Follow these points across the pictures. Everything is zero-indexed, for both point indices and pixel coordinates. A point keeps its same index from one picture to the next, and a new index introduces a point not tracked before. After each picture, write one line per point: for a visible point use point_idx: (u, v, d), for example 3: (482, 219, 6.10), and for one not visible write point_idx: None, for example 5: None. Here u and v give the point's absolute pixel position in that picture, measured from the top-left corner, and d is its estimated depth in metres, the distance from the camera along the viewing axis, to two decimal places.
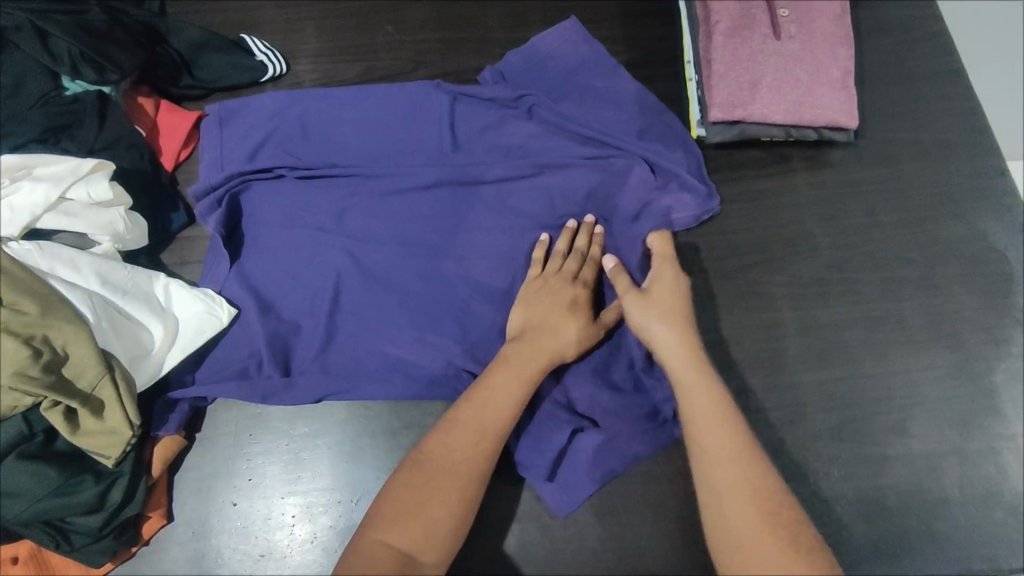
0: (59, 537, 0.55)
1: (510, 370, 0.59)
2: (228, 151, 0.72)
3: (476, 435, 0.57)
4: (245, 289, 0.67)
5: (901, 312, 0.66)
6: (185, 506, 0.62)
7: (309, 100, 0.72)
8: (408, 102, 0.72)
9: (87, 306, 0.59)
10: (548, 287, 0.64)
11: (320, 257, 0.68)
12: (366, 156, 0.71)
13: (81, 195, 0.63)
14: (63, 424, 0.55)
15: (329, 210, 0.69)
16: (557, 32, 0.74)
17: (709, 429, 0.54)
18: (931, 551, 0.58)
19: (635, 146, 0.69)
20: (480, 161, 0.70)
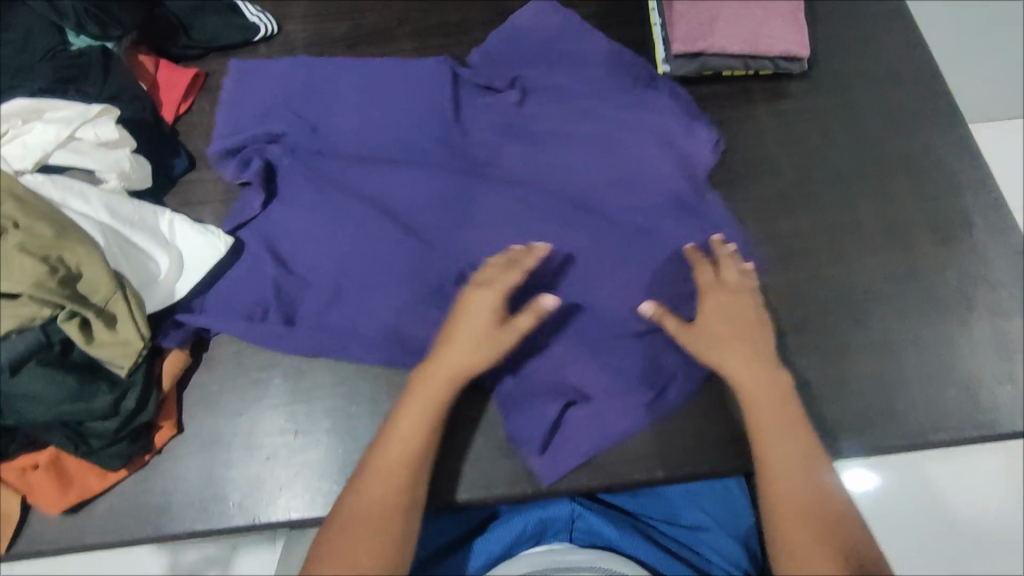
0: (77, 440, 0.59)
1: (413, 407, 0.60)
2: (244, 110, 0.76)
3: (389, 471, 0.58)
4: (258, 244, 0.71)
5: (857, 218, 0.71)
6: (194, 419, 0.66)
7: (327, 68, 0.76)
8: (416, 72, 0.76)
9: (97, 232, 0.63)
10: (454, 308, 0.62)
11: (338, 213, 0.71)
12: (376, 120, 0.75)
13: (88, 135, 0.68)
14: (77, 335, 0.58)
15: (346, 173, 0.73)
16: (531, 8, 0.78)
17: (790, 459, 0.58)
18: (889, 426, 0.63)
19: (624, 108, 0.74)
20: (476, 143, 0.75)
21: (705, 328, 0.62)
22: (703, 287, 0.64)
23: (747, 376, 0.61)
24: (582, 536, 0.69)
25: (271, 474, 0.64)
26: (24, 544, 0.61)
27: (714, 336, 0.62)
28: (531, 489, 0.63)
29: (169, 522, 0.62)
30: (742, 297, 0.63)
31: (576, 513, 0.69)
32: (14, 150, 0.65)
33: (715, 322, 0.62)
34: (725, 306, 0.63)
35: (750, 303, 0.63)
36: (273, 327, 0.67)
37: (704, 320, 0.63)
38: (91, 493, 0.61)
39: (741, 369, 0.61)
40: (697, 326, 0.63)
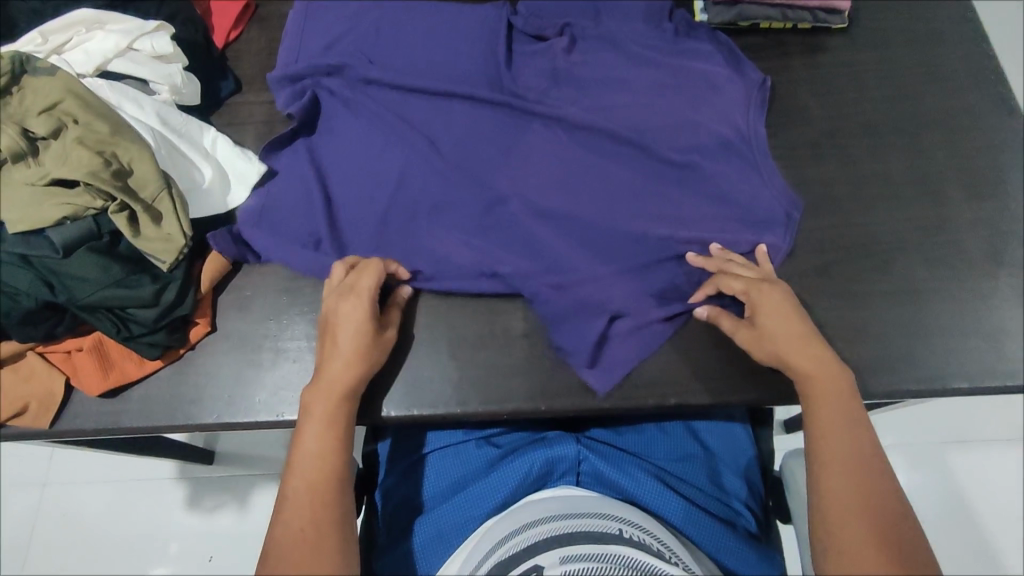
0: (119, 325, 0.62)
1: (315, 421, 0.57)
2: (305, 43, 0.77)
3: (315, 487, 0.54)
4: (311, 173, 0.73)
5: (887, 171, 0.71)
6: (227, 320, 0.69)
7: (386, 9, 0.78)
8: (472, 16, 0.77)
9: (149, 135, 0.67)
10: (330, 316, 0.62)
11: (388, 149, 0.73)
12: (430, 61, 0.76)
13: (145, 47, 0.71)
14: (126, 227, 0.62)
15: (397, 111, 0.75)
16: None
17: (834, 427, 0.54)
18: (908, 370, 0.63)
19: (675, 56, 0.75)
20: (528, 88, 0.75)
21: (770, 326, 0.60)
22: (744, 288, 0.62)
23: (790, 346, 0.59)
24: (590, 483, 0.67)
25: (296, 377, 0.66)
26: (64, 423, 0.65)
27: (775, 336, 0.59)
28: (544, 406, 0.64)
29: (199, 413, 0.65)
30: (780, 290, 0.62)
31: (581, 456, 0.68)
32: (77, 56, 0.68)
33: (775, 320, 0.60)
34: (775, 303, 0.61)
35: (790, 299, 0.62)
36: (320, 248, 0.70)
37: (765, 318, 0.60)
38: (129, 379, 0.65)
39: (790, 350, 0.58)
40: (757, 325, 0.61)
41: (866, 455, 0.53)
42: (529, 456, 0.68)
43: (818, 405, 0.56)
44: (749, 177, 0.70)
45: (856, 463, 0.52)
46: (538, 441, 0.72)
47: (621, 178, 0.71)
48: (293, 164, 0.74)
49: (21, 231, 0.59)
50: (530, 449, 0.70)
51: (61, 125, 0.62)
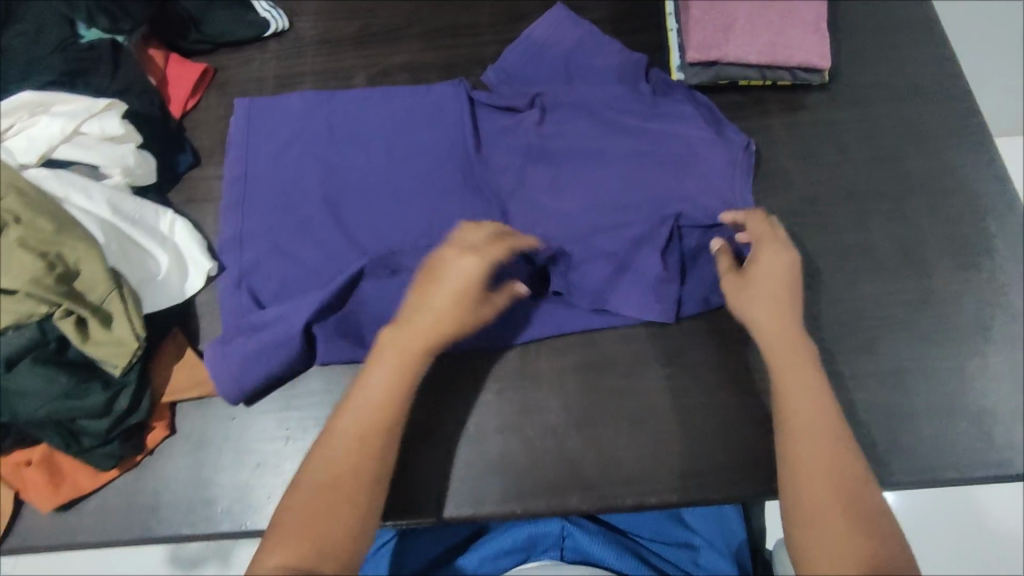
0: (70, 438, 0.59)
1: (389, 355, 0.55)
2: (253, 146, 0.73)
3: (373, 411, 0.54)
4: (280, 275, 0.68)
5: (872, 240, 0.68)
6: (186, 420, 0.65)
7: (338, 102, 0.74)
8: (433, 101, 0.74)
9: (98, 229, 0.63)
10: (438, 268, 0.57)
11: (338, 255, 0.67)
12: (389, 152, 0.72)
13: (94, 129, 0.67)
14: (74, 333, 0.59)
15: (351, 213, 0.69)
16: (548, 20, 0.76)
17: (809, 446, 0.52)
18: (897, 461, 0.61)
19: (652, 127, 0.70)
20: (499, 166, 0.71)
21: (758, 278, 0.60)
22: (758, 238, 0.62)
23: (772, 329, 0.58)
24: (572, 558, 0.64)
25: (261, 482, 0.63)
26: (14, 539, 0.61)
27: (758, 288, 0.59)
28: (517, 509, 0.61)
29: (157, 523, 0.62)
30: (788, 251, 0.61)
31: (566, 532, 0.66)
32: (20, 144, 0.64)
33: (767, 275, 0.60)
34: (779, 262, 0.60)
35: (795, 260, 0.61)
36: (294, 360, 0.63)
37: (756, 273, 0.60)
38: (83, 491, 0.61)
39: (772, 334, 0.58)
40: (748, 275, 0.60)
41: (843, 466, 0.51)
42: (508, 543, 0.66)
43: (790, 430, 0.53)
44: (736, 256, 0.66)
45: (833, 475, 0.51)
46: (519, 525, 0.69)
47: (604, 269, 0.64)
48: (257, 266, 0.68)
49: None
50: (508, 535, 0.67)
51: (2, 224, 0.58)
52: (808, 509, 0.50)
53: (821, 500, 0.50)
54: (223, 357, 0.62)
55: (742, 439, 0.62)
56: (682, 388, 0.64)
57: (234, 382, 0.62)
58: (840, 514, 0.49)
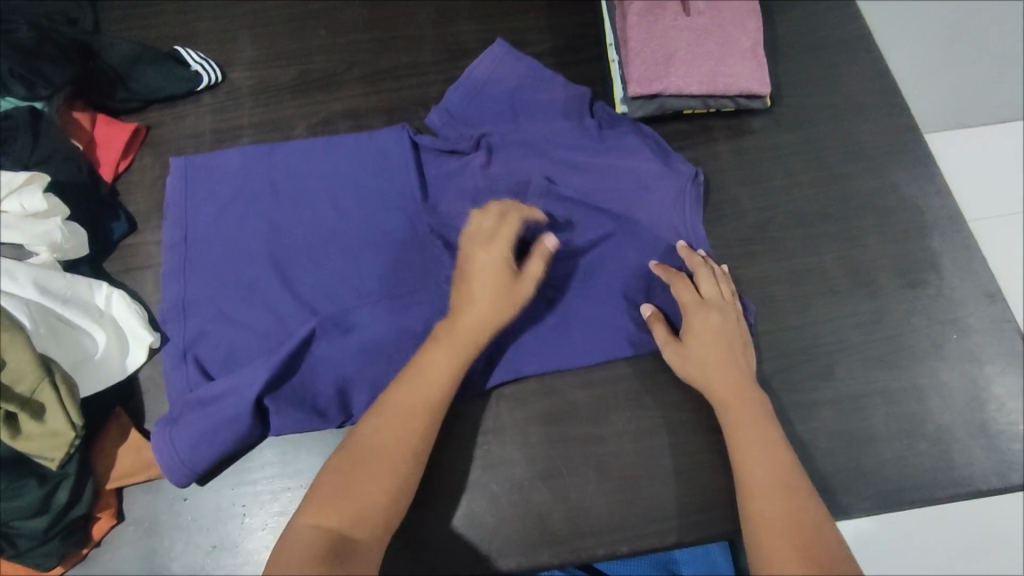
0: (4, 542, 0.56)
1: (438, 347, 0.57)
2: (192, 209, 0.68)
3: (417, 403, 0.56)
4: (228, 343, 0.64)
5: (824, 264, 0.69)
6: (133, 505, 0.62)
7: (279, 155, 0.70)
8: (376, 150, 0.70)
9: (24, 312, 0.59)
10: (467, 262, 0.60)
11: (289, 321, 0.64)
12: (336, 208, 0.68)
13: (14, 206, 0.62)
14: (2, 430, 0.55)
15: (301, 276, 0.65)
16: (488, 56, 0.72)
17: (766, 500, 0.53)
18: (863, 487, 0.61)
19: (603, 163, 0.68)
20: (451, 217, 0.68)
21: (696, 345, 0.61)
22: (689, 301, 0.62)
23: (723, 390, 0.59)
24: None
25: (218, 565, 0.61)
26: None
27: (698, 353, 0.61)
28: (487, 570, 0.59)
29: None
30: (720, 310, 0.62)
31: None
32: None
33: (704, 339, 0.61)
34: (711, 322, 0.61)
35: (729, 319, 0.62)
36: (249, 436, 0.60)
37: (694, 339, 0.61)
38: None
39: (723, 395, 0.59)
40: (688, 341, 0.61)
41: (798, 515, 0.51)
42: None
43: (749, 483, 0.54)
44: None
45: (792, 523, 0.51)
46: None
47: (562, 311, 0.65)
48: (203, 335, 0.64)
49: None
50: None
51: None
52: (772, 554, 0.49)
53: (782, 547, 0.49)
54: (172, 441, 0.59)
55: (707, 477, 0.62)
56: (647, 430, 0.63)
57: (185, 466, 0.59)
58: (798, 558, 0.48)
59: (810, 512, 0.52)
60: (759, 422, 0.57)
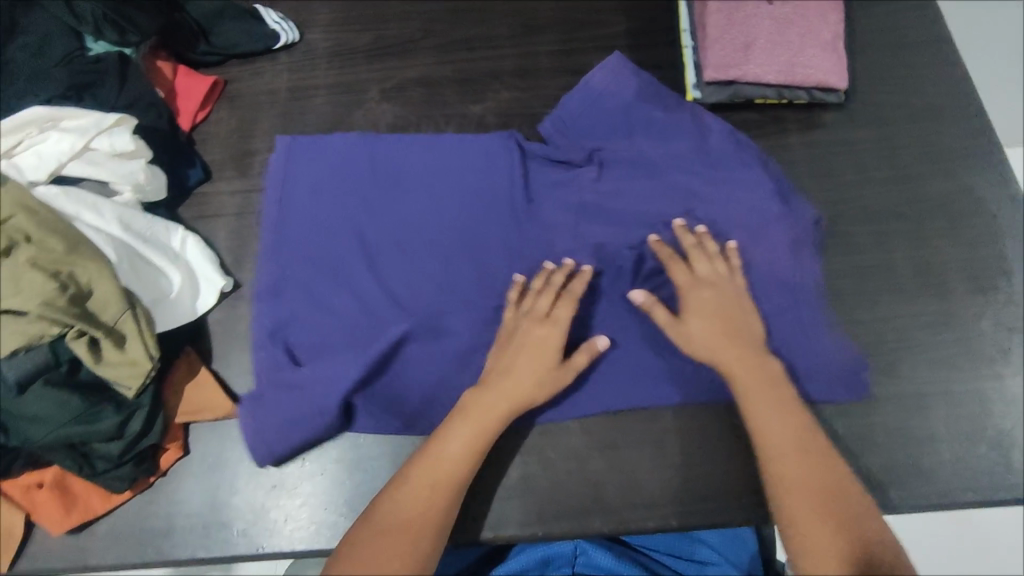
0: (82, 462, 0.58)
1: (471, 416, 0.57)
2: (293, 191, 0.69)
3: (441, 477, 0.55)
4: (317, 332, 0.65)
5: (892, 262, 0.68)
6: (199, 441, 0.64)
7: (381, 144, 0.71)
8: (483, 152, 0.70)
9: (110, 248, 0.62)
10: (516, 339, 0.61)
11: (381, 320, 0.65)
12: (437, 208, 0.69)
13: (103, 146, 0.66)
14: (87, 354, 0.58)
15: (397, 274, 0.67)
16: (607, 64, 0.70)
17: (780, 468, 0.55)
18: (920, 485, 0.61)
19: (719, 196, 0.67)
20: (555, 225, 0.68)
21: (693, 301, 0.61)
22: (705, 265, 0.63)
23: (715, 347, 0.60)
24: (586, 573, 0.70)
25: (276, 504, 0.63)
26: (24, 561, 0.60)
27: (693, 331, 0.60)
28: (539, 532, 0.60)
29: (171, 547, 0.61)
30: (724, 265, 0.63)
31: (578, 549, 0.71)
32: (28, 160, 0.63)
33: (703, 316, 0.61)
34: (705, 299, 0.61)
35: (732, 281, 0.63)
36: (333, 429, 0.62)
37: (691, 316, 0.61)
38: (94, 514, 0.60)
39: (714, 351, 0.59)
40: (685, 320, 0.61)
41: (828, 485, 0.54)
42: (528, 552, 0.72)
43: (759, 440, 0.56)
44: (796, 321, 0.64)
45: (818, 490, 0.53)
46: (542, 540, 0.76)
47: (647, 323, 0.65)
48: (294, 320, 0.65)
49: None
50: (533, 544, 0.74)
51: (13, 243, 0.58)
52: (800, 523, 0.52)
53: (809, 517, 0.52)
54: (257, 421, 0.61)
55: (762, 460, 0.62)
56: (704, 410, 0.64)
57: (267, 447, 0.61)
58: (829, 524, 0.51)
59: (833, 470, 0.55)
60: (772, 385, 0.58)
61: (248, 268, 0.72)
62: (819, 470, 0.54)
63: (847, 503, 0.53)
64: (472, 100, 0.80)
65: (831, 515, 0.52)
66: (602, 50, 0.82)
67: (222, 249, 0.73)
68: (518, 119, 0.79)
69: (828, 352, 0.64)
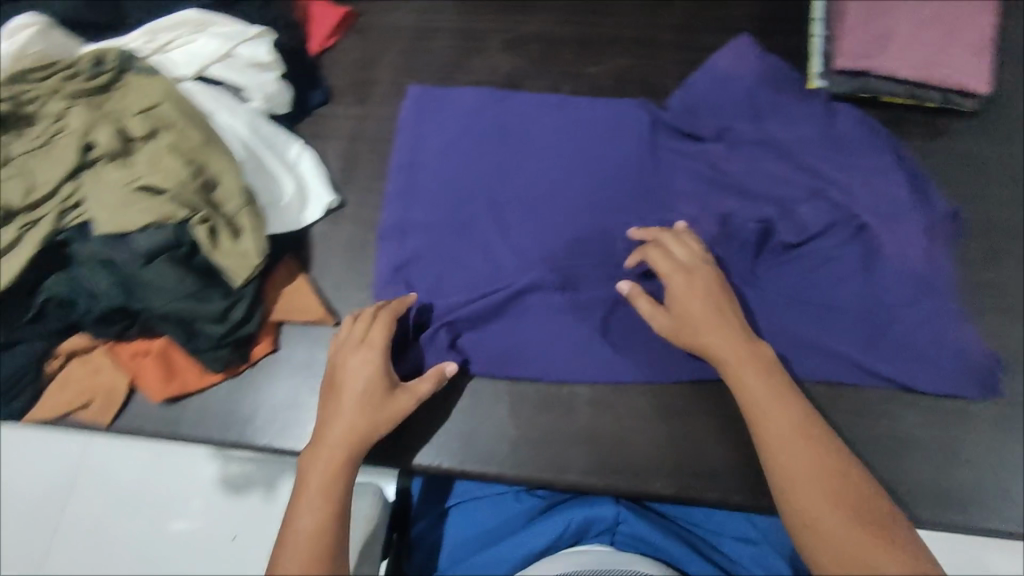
0: (188, 337, 0.63)
1: (326, 451, 0.56)
2: (423, 137, 0.75)
3: (322, 516, 0.53)
4: (438, 271, 0.70)
5: (1006, 282, 0.67)
6: (290, 341, 0.68)
7: (507, 103, 0.76)
8: (612, 119, 0.75)
9: (236, 147, 0.67)
10: (338, 373, 0.60)
11: (502, 267, 0.69)
12: (561, 167, 0.73)
13: (244, 53, 0.69)
14: (205, 240, 0.61)
15: (519, 223, 0.71)
16: (731, 48, 0.75)
17: (779, 447, 0.53)
18: (1004, 506, 0.61)
19: (846, 180, 0.69)
20: (683, 194, 0.71)
21: (685, 278, 0.61)
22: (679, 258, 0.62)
23: (728, 350, 0.58)
24: (623, 542, 0.70)
25: None
26: (124, 421, 0.66)
27: (694, 321, 0.60)
28: (600, 482, 0.62)
29: (253, 432, 0.65)
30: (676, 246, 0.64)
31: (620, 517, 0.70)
32: (179, 57, 0.69)
33: (688, 303, 0.60)
34: (694, 287, 0.61)
35: (709, 276, 0.62)
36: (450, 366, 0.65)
37: (682, 302, 0.60)
38: (190, 389, 0.65)
39: (710, 334, 0.59)
40: (676, 310, 0.61)
41: (823, 465, 0.51)
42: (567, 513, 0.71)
43: (754, 416, 0.55)
44: (932, 311, 0.65)
45: (820, 472, 0.51)
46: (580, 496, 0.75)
47: (757, 298, 0.66)
48: (416, 258, 0.70)
49: (107, 233, 0.60)
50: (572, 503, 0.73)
51: (157, 127, 0.63)
52: (804, 503, 0.50)
53: (816, 496, 0.50)
54: None
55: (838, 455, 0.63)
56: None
57: None
58: (838, 511, 0.49)
59: (833, 455, 0.53)
60: (768, 375, 0.56)
61: (354, 189, 0.75)
62: (819, 447, 0.52)
63: (851, 482, 0.51)
64: (589, 63, 0.81)
65: (837, 494, 0.50)
66: (726, 29, 0.81)
67: (332, 168, 0.76)
68: (632, 86, 0.79)
69: (948, 345, 0.64)
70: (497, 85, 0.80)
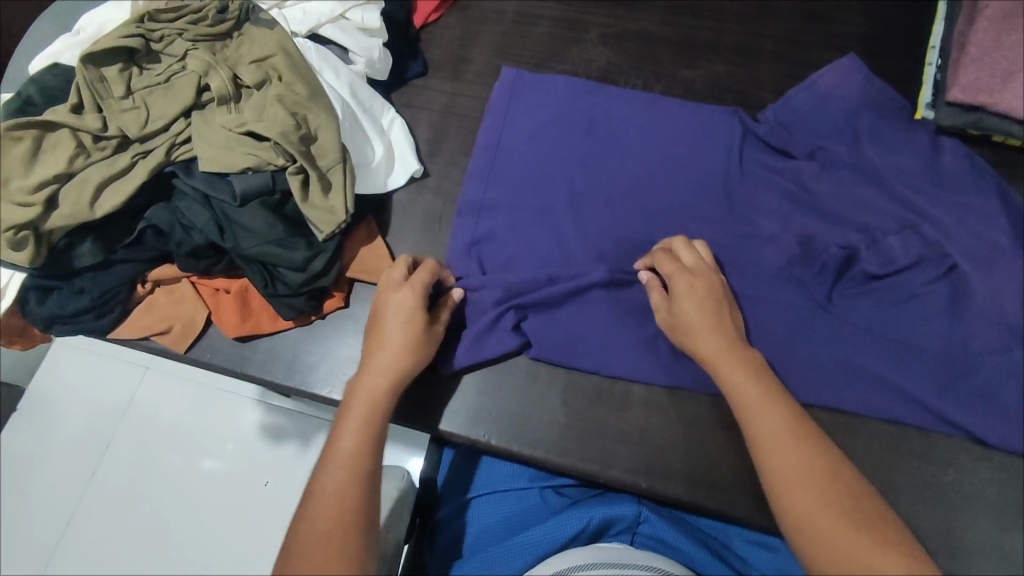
0: (268, 281, 0.65)
1: (367, 377, 0.57)
2: (512, 118, 0.76)
3: (364, 438, 0.54)
4: (510, 252, 0.70)
5: None
6: (360, 300, 0.71)
7: (600, 95, 0.76)
8: (703, 125, 0.74)
9: (339, 105, 0.68)
10: (376, 310, 0.61)
11: (573, 257, 0.69)
12: (646, 165, 0.73)
13: (356, 18, 0.72)
14: (298, 190, 0.64)
15: (596, 215, 0.71)
16: (837, 66, 0.73)
17: (783, 451, 0.51)
18: None
19: (943, 216, 0.66)
20: (765, 208, 0.70)
21: (688, 282, 0.61)
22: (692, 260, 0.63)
23: (712, 349, 0.58)
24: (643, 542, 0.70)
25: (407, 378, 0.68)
26: (197, 351, 0.69)
27: (689, 326, 0.60)
28: (644, 484, 0.62)
29: (313, 381, 0.68)
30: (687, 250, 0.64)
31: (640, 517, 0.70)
32: (296, 15, 0.72)
33: (691, 308, 0.60)
34: (694, 289, 0.61)
35: (713, 279, 0.62)
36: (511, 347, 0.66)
37: (685, 305, 0.60)
38: (261, 330, 0.68)
39: (705, 339, 0.59)
40: (675, 313, 0.61)
41: (813, 465, 0.51)
42: (589, 510, 0.70)
43: (749, 419, 0.54)
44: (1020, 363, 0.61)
45: (817, 473, 0.50)
46: (598, 496, 0.74)
47: (828, 323, 0.65)
48: (491, 237, 0.71)
49: (210, 171, 0.63)
50: (591, 501, 0.72)
51: (267, 79, 0.66)
52: (805, 508, 0.49)
53: (808, 499, 0.49)
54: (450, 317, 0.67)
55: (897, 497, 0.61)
56: (836, 426, 0.63)
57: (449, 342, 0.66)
58: (842, 513, 0.48)
59: (829, 458, 0.52)
60: (759, 376, 0.56)
61: (439, 162, 0.77)
62: (818, 450, 0.52)
63: (848, 481, 0.51)
64: (686, 66, 0.80)
65: (835, 494, 0.49)
66: (834, 48, 0.78)
67: (420, 140, 0.78)
68: (728, 94, 0.78)
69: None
70: (591, 77, 0.80)
